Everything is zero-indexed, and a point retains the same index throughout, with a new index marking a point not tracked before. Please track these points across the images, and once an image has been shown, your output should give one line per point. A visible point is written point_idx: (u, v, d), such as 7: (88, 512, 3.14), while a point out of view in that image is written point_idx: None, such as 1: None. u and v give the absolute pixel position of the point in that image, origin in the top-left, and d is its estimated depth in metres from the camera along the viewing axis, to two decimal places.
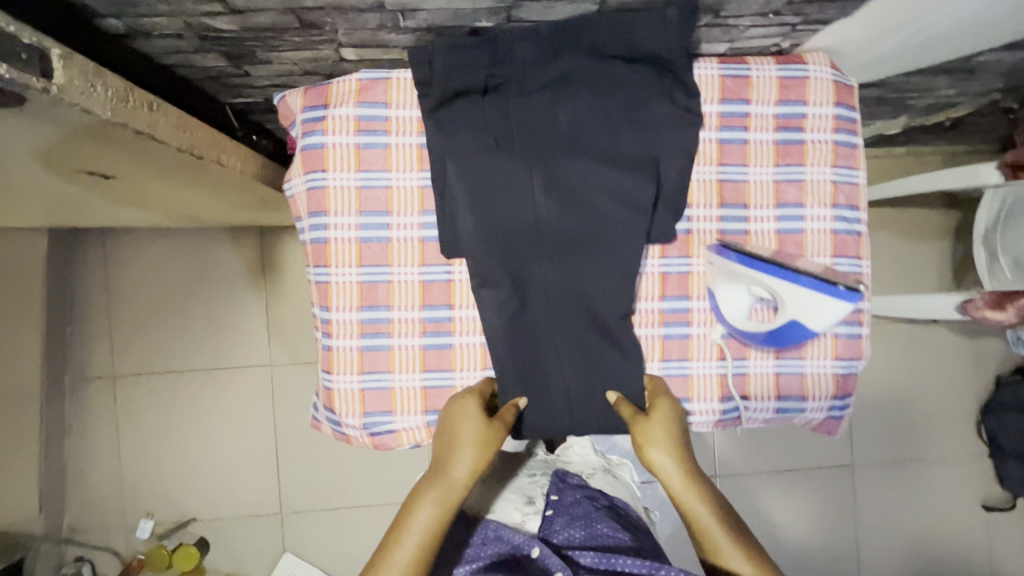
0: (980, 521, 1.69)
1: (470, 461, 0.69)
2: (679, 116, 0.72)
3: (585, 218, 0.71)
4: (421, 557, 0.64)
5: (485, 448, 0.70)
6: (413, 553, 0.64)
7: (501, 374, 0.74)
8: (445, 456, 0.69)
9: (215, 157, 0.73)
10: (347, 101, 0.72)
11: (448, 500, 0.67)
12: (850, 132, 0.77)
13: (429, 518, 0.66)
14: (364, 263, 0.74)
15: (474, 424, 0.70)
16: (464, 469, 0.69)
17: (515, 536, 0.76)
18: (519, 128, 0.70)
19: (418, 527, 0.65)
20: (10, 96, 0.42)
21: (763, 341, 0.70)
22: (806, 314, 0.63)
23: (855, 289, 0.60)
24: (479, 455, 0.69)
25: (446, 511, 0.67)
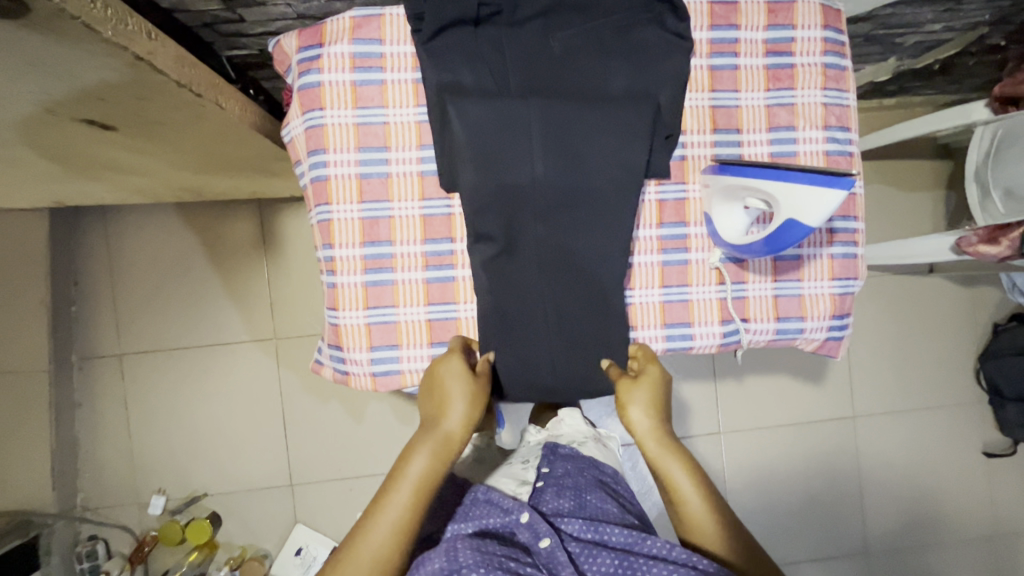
0: (982, 467, 1.71)
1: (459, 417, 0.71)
2: (667, 40, 0.74)
3: (581, 143, 0.72)
4: (416, 505, 0.67)
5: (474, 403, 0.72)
6: (409, 500, 0.67)
7: (505, 303, 0.75)
8: (436, 412, 0.72)
9: (214, 98, 0.74)
10: (342, 39, 0.74)
11: (441, 454, 0.70)
12: (838, 55, 0.79)
13: (423, 470, 0.68)
14: (365, 199, 0.75)
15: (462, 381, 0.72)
16: (455, 425, 0.71)
17: (504, 501, 0.75)
18: (512, 57, 0.72)
19: (412, 478, 0.68)
20: (16, 1, 0.44)
21: (763, 250, 0.69)
22: (798, 208, 0.62)
23: (845, 173, 0.59)
24: (471, 412, 0.72)
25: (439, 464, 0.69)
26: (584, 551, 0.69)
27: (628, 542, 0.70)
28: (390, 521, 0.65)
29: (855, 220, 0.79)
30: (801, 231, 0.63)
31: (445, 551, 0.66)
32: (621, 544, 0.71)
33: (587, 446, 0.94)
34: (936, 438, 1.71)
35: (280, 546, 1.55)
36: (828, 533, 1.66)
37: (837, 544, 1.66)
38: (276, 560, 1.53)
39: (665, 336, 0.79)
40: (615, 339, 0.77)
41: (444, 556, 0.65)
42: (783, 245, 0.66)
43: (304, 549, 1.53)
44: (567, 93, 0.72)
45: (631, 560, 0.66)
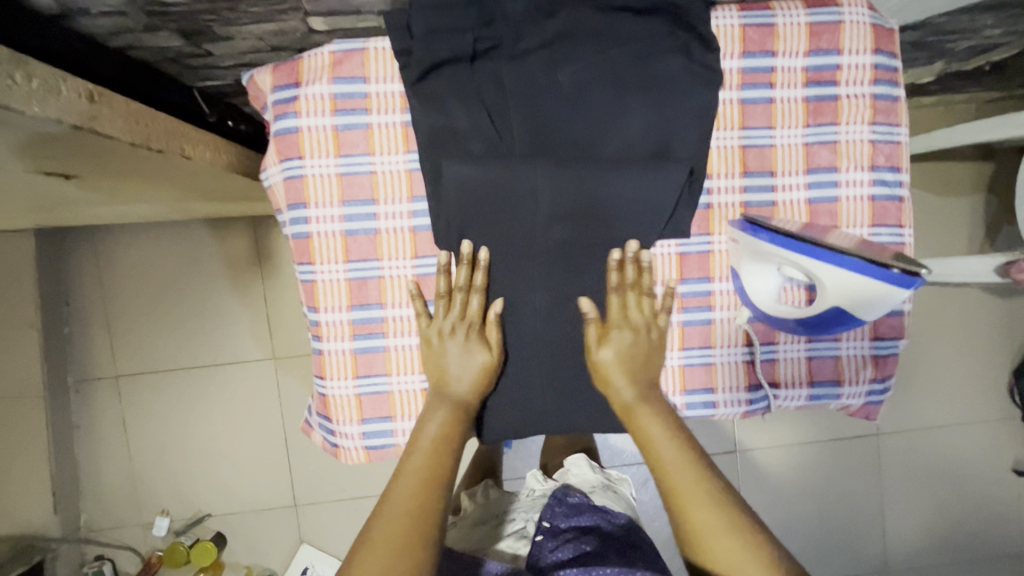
0: (1013, 485, 1.63)
1: (473, 384, 0.65)
2: (694, 73, 0.64)
3: (593, 198, 0.63)
4: (436, 462, 0.61)
5: (487, 369, 0.66)
6: (425, 462, 0.61)
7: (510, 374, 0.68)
8: (438, 381, 0.66)
9: (179, 148, 0.66)
10: (320, 78, 0.65)
11: (457, 420, 0.64)
12: (891, 83, 0.68)
13: (438, 430, 0.63)
14: (351, 258, 0.67)
15: (472, 343, 0.65)
16: (467, 393, 0.65)
17: (498, 564, 0.69)
18: (515, 98, 0.63)
19: (426, 441, 0.62)
20: None
21: (795, 326, 0.65)
22: (852, 300, 0.58)
23: (916, 273, 0.53)
24: (487, 380, 0.66)
25: (455, 428, 0.64)
26: None
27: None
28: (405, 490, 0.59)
29: None
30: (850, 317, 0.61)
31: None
32: None
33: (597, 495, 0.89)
34: (966, 455, 1.63)
35: (285, 566, 1.53)
36: (846, 552, 1.61)
37: (855, 563, 1.61)
38: None
39: (684, 403, 0.72)
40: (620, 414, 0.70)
41: None
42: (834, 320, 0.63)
43: (310, 570, 1.51)
44: (577, 139, 0.64)
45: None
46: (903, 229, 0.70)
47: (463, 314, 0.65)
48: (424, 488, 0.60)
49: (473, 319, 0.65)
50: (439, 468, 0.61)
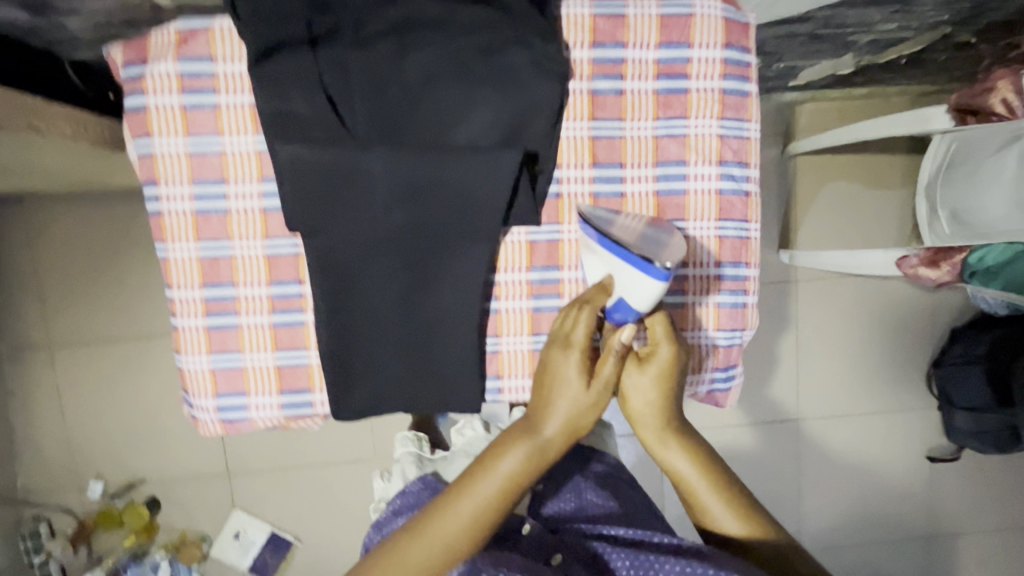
0: (924, 470, 1.70)
1: (563, 425, 0.62)
2: (538, 64, 0.65)
3: (435, 187, 0.65)
4: (506, 491, 0.62)
5: (578, 405, 0.62)
6: (500, 485, 0.62)
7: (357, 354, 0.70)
8: (535, 410, 0.64)
9: (26, 123, 0.67)
10: (167, 56, 0.65)
11: (535, 457, 0.63)
12: (741, 79, 0.69)
13: (513, 467, 0.62)
14: (202, 237, 0.68)
15: (578, 373, 0.62)
16: (555, 433, 0.62)
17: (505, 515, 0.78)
18: (358, 83, 0.64)
19: (499, 473, 0.62)
20: None
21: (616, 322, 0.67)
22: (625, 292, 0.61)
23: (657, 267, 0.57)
24: (578, 420, 0.63)
25: (530, 465, 0.62)
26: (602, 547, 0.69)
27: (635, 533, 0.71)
28: (469, 513, 0.61)
29: (746, 267, 0.73)
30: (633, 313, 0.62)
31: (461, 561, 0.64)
32: (628, 538, 0.71)
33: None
34: (881, 439, 1.69)
35: (218, 530, 1.59)
36: None
37: None
38: (215, 543, 1.58)
39: None
40: (464, 396, 0.72)
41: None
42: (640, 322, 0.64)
43: (243, 534, 1.59)
44: (423, 128, 0.66)
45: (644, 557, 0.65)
46: (749, 224, 0.72)
47: (570, 338, 0.63)
48: (492, 502, 0.62)
49: (582, 347, 0.63)
50: (507, 495, 0.62)
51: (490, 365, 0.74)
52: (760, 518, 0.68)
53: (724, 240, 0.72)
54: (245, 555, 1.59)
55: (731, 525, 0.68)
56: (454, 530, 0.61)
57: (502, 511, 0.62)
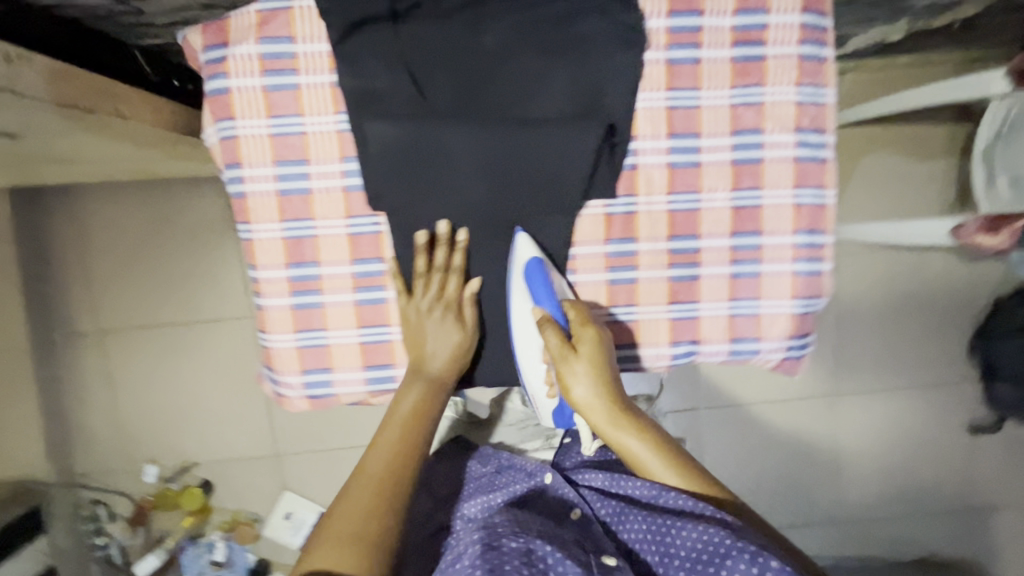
0: (964, 441, 1.70)
1: (447, 362, 0.71)
2: (618, 33, 0.65)
3: (515, 160, 0.66)
4: (400, 443, 0.67)
5: (461, 348, 0.72)
6: (396, 434, 0.67)
7: (439, 331, 0.70)
8: (415, 353, 0.71)
9: (110, 108, 0.69)
10: (247, 37, 0.65)
11: (431, 394, 0.70)
12: (818, 43, 0.68)
13: (411, 406, 0.69)
14: (286, 217, 0.70)
15: (448, 322, 0.71)
16: (441, 369, 0.71)
17: (527, 465, 0.86)
18: (437, 57, 0.64)
19: (401, 414, 0.68)
20: None
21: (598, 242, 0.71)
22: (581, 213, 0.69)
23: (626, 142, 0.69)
24: (458, 352, 0.72)
25: (428, 406, 0.69)
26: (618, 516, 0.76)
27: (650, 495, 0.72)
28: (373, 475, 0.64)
29: (823, 234, 0.73)
30: (554, 305, 0.69)
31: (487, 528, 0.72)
32: (643, 495, 0.74)
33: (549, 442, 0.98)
34: (921, 411, 1.69)
35: (269, 511, 1.63)
36: (802, 503, 1.70)
37: (809, 513, 1.70)
38: (266, 523, 1.62)
39: None
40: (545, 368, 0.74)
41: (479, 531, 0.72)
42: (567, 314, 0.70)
43: (293, 514, 1.63)
44: (499, 101, 0.65)
45: (663, 521, 0.68)
46: (826, 191, 0.72)
47: (441, 294, 0.70)
48: (390, 453, 0.66)
49: (451, 300, 0.71)
50: (406, 440, 0.67)
51: None
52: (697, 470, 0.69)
53: (801, 207, 0.72)
54: (296, 534, 1.63)
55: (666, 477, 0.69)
56: (367, 482, 0.63)
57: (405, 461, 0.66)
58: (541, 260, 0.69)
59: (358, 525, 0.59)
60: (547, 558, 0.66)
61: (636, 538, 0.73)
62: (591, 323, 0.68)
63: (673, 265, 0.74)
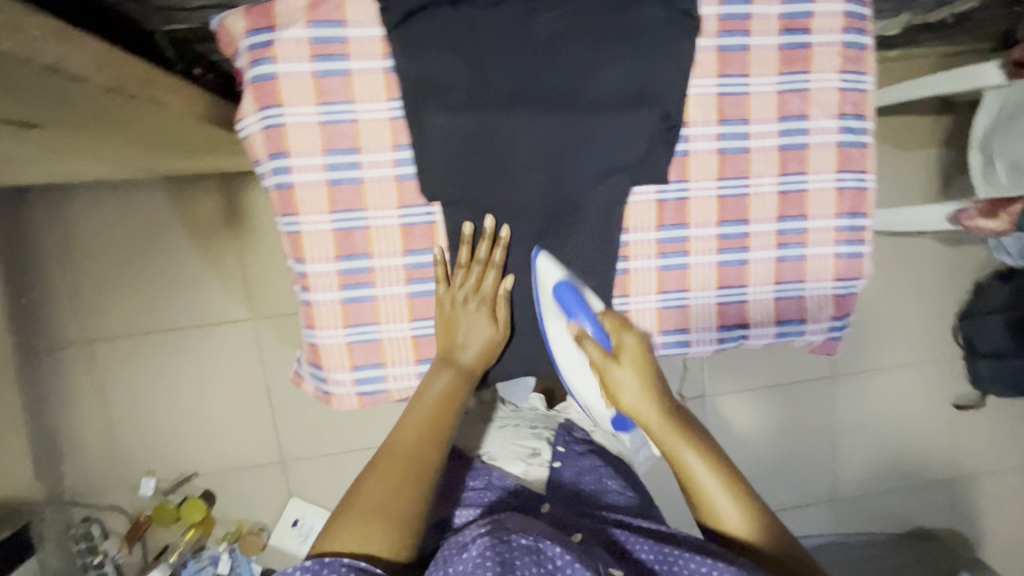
0: (949, 416, 1.80)
1: (480, 352, 0.70)
2: (674, 19, 0.66)
3: (576, 145, 0.66)
4: (433, 423, 0.65)
5: (494, 342, 0.71)
6: (426, 418, 0.65)
7: (478, 327, 0.69)
8: (445, 346, 0.70)
9: (148, 94, 0.64)
10: (296, 21, 0.63)
11: (457, 387, 0.68)
12: (860, 32, 0.71)
13: (439, 392, 0.67)
14: (336, 208, 0.67)
15: (483, 313, 0.69)
16: (472, 363, 0.69)
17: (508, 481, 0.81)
18: (496, 42, 0.63)
19: (429, 399, 0.67)
20: None
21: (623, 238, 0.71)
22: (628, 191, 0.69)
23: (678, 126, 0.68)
24: (489, 347, 0.71)
25: (457, 394, 0.68)
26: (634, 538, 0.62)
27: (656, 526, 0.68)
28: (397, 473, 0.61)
29: (865, 217, 0.76)
30: (590, 326, 0.66)
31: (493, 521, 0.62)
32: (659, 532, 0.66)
33: (596, 435, 0.97)
34: (910, 390, 1.77)
35: (275, 520, 1.57)
36: (803, 483, 1.75)
37: (811, 493, 1.75)
38: (273, 532, 1.56)
39: (661, 343, 0.77)
40: None
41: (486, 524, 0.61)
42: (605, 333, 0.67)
43: (301, 521, 1.56)
44: (556, 86, 0.64)
45: (668, 550, 0.59)
46: (866, 175, 0.75)
47: (478, 287, 0.69)
48: (420, 437, 0.64)
49: (487, 295, 0.69)
50: (440, 422, 0.66)
51: None
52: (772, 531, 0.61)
53: (844, 191, 0.74)
54: (304, 542, 1.56)
55: (730, 516, 0.62)
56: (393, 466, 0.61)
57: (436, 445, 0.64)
58: (568, 284, 0.67)
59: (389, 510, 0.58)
60: (559, 563, 0.55)
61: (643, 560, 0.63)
62: (627, 331, 0.67)
63: (723, 250, 0.75)
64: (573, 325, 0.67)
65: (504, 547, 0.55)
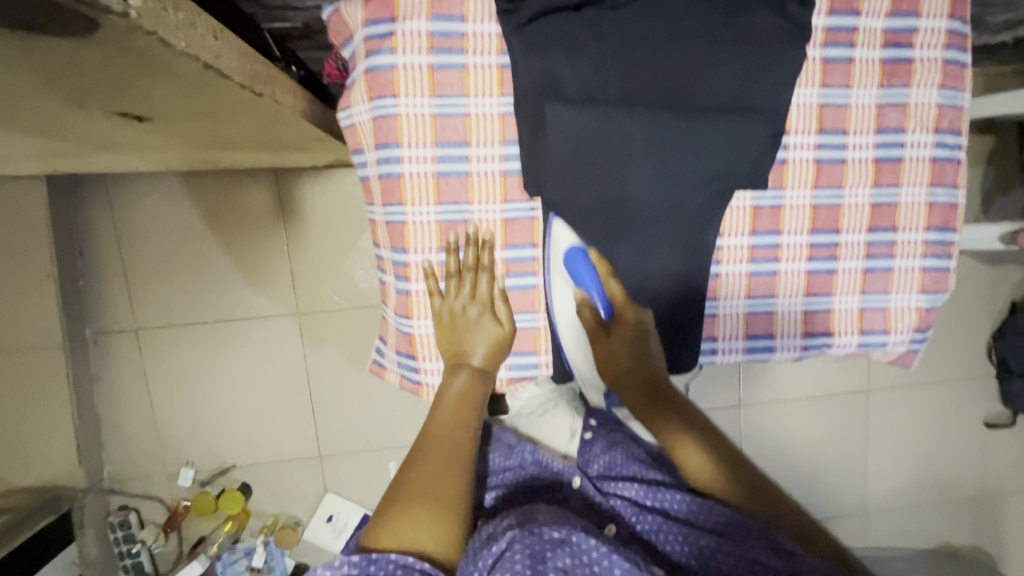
0: (980, 434, 1.80)
1: (488, 355, 0.72)
2: (786, 30, 0.67)
3: (687, 148, 0.66)
4: (460, 421, 0.67)
5: (499, 342, 0.72)
6: (455, 413, 0.67)
7: (487, 333, 0.72)
8: (454, 344, 0.71)
9: (273, 94, 0.63)
10: (418, 14, 0.64)
11: (476, 382, 0.70)
12: (960, 49, 0.72)
13: (460, 388, 0.69)
14: (442, 200, 0.68)
15: (485, 319, 0.71)
16: (485, 362, 0.72)
17: (555, 463, 0.78)
18: (617, 45, 0.64)
19: (450, 396, 0.69)
20: (84, 20, 0.35)
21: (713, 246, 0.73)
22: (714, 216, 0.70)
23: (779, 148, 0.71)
24: (497, 345, 0.72)
25: (476, 391, 0.70)
26: (658, 528, 0.67)
27: (692, 511, 0.67)
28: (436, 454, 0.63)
29: (953, 232, 0.77)
30: (596, 292, 0.74)
31: (525, 512, 0.64)
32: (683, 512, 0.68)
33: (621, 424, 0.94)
34: (942, 408, 1.78)
35: (310, 516, 1.57)
36: (833, 495, 1.75)
37: (840, 506, 1.76)
38: (307, 527, 1.56)
39: (745, 347, 0.78)
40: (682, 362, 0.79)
41: (519, 515, 0.63)
42: (607, 301, 0.74)
43: (336, 516, 1.56)
44: (667, 90, 0.66)
45: (703, 544, 0.63)
46: (958, 190, 0.76)
47: (474, 294, 0.71)
48: (454, 421, 0.67)
49: (485, 299, 0.71)
50: (467, 414, 0.68)
51: (705, 328, 0.77)
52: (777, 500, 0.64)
53: (935, 206, 0.75)
54: (338, 538, 1.55)
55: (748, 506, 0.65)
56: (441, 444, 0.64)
57: (467, 428, 0.66)
58: (581, 248, 0.71)
59: (424, 493, 0.59)
60: (596, 555, 0.57)
61: (679, 552, 0.63)
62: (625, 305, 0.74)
63: (813, 258, 0.76)
64: (579, 290, 0.74)
65: (535, 540, 0.57)
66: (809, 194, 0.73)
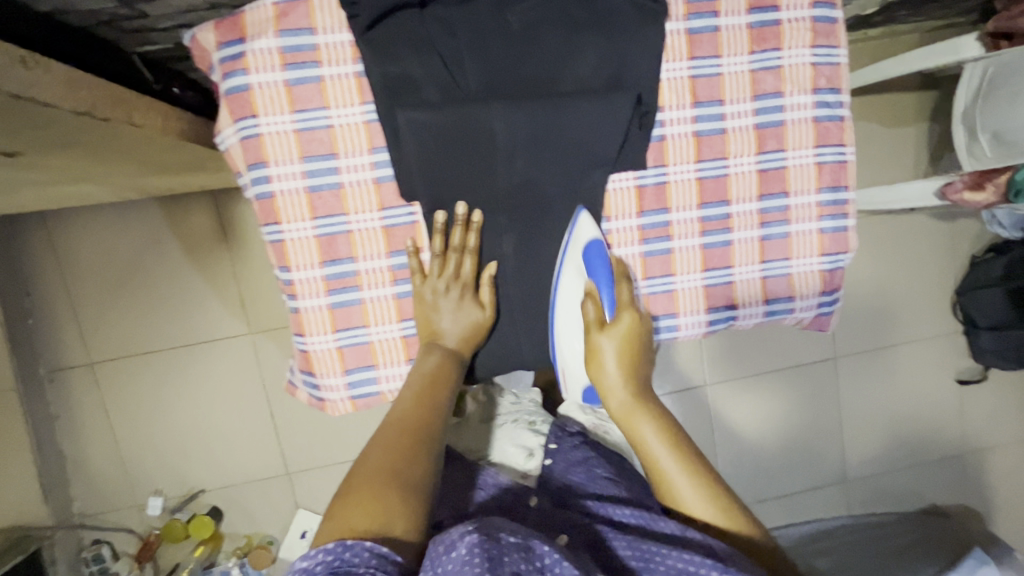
0: (953, 393, 1.70)
1: (464, 337, 0.70)
2: (639, 6, 0.67)
3: (551, 134, 0.66)
4: (428, 402, 0.62)
5: (479, 326, 0.71)
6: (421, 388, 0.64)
7: (452, 321, 0.69)
8: (432, 318, 0.69)
9: (123, 118, 0.65)
10: (266, 31, 0.63)
11: (449, 366, 0.67)
12: (829, 6, 0.72)
13: (429, 368, 0.66)
14: (318, 215, 0.68)
15: (466, 302, 0.70)
16: (459, 345, 0.70)
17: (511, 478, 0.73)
18: (466, 38, 0.64)
19: (418, 376, 0.65)
20: None
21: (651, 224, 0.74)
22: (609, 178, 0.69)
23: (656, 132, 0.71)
24: (477, 327, 0.70)
25: (446, 373, 0.66)
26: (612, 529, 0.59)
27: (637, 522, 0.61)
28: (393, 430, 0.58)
29: (846, 190, 0.76)
30: None
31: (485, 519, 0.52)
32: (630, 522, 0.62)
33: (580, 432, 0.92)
34: (914, 370, 1.68)
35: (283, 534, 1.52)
36: (815, 470, 1.66)
37: (820, 475, 1.66)
38: (282, 545, 1.51)
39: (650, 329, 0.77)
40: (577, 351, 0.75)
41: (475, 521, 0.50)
42: None
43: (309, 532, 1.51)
44: (529, 78, 0.66)
45: (645, 545, 0.55)
46: (845, 148, 0.75)
47: (458, 274, 0.69)
48: (415, 402, 0.62)
49: (467, 280, 0.70)
50: (431, 396, 0.63)
51: None
52: (738, 507, 0.61)
53: (823, 165, 0.75)
54: None
55: (704, 513, 0.61)
56: (404, 418, 0.60)
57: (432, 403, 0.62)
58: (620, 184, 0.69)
59: (392, 479, 0.52)
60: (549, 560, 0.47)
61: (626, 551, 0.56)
62: None
63: (706, 232, 0.75)
64: None
65: (494, 544, 0.46)
66: (693, 168, 0.73)
